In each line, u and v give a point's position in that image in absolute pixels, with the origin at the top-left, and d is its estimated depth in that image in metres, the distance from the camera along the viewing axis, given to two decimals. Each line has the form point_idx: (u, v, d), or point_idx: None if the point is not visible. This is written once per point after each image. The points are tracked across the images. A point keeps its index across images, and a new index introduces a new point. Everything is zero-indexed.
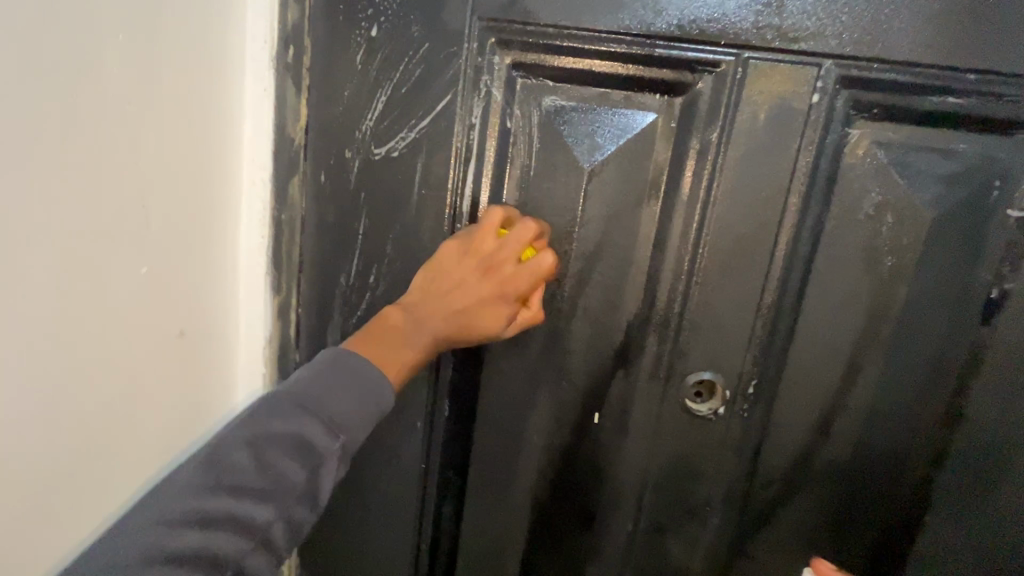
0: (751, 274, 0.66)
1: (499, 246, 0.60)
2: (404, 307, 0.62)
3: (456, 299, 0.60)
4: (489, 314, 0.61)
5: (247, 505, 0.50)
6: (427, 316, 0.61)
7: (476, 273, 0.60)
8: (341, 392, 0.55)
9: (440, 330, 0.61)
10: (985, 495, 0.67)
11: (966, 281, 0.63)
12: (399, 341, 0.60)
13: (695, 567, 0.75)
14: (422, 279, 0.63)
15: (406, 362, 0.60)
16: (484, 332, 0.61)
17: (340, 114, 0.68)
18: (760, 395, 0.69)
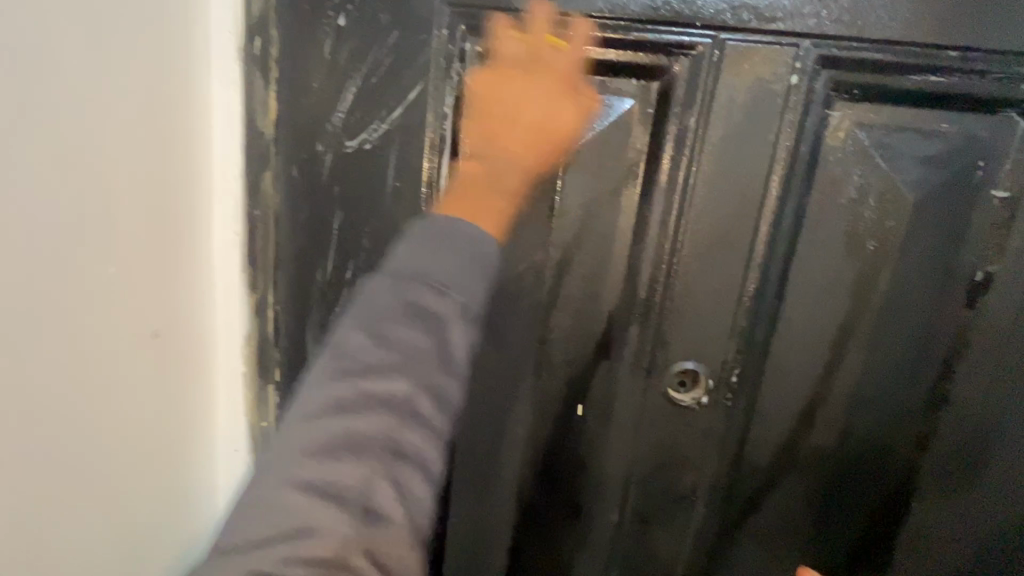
0: (732, 262, 0.65)
1: (560, 52, 0.56)
2: (479, 159, 0.53)
3: (528, 102, 0.53)
4: (558, 105, 0.53)
5: (378, 393, 0.45)
6: (505, 119, 0.53)
7: (532, 72, 0.54)
8: (449, 242, 0.47)
9: (534, 120, 0.52)
10: (971, 476, 0.67)
11: (950, 263, 0.62)
12: (491, 182, 0.51)
13: (682, 556, 0.75)
14: (479, 116, 0.54)
15: (496, 203, 0.50)
16: (561, 128, 0.53)
17: (310, 106, 0.66)
18: (743, 383, 0.68)
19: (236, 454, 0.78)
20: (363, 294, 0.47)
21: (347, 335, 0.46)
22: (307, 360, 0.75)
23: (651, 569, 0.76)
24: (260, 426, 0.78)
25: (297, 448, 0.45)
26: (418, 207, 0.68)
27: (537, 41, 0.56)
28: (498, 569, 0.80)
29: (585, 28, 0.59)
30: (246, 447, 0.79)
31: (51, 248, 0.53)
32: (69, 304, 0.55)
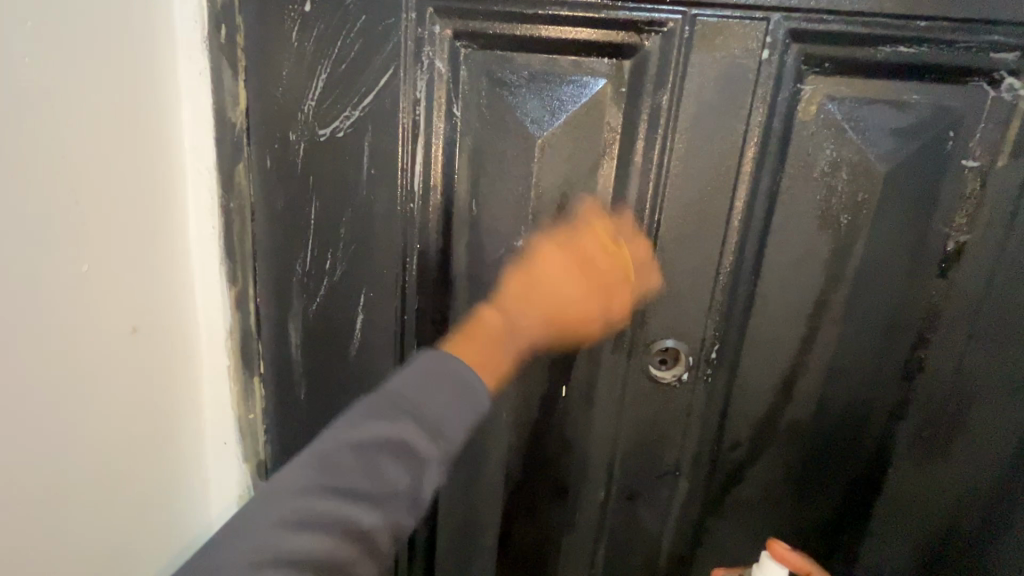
0: (708, 240, 0.65)
1: (599, 246, 0.64)
2: (504, 312, 0.61)
3: (557, 300, 0.61)
4: (588, 309, 0.63)
5: (354, 513, 0.49)
6: (535, 305, 0.61)
7: (549, 264, 0.62)
8: (445, 390, 0.52)
9: (568, 291, 0.61)
10: (945, 443, 0.69)
11: (923, 234, 0.63)
12: (507, 337, 0.59)
13: (668, 531, 0.77)
14: (516, 289, 0.62)
15: (507, 356, 0.58)
16: (585, 319, 0.63)
17: (280, 95, 0.66)
18: (722, 359, 0.69)
19: (225, 448, 0.80)
20: (351, 416, 0.52)
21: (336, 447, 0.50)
22: (290, 351, 0.75)
23: (638, 545, 0.78)
24: (248, 419, 0.79)
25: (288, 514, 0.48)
26: (395, 194, 0.67)
27: (583, 233, 0.64)
28: (489, 550, 0.81)
29: (642, 234, 0.66)
30: (233, 438, 0.80)
31: (34, 251, 0.52)
32: (53, 306, 0.55)
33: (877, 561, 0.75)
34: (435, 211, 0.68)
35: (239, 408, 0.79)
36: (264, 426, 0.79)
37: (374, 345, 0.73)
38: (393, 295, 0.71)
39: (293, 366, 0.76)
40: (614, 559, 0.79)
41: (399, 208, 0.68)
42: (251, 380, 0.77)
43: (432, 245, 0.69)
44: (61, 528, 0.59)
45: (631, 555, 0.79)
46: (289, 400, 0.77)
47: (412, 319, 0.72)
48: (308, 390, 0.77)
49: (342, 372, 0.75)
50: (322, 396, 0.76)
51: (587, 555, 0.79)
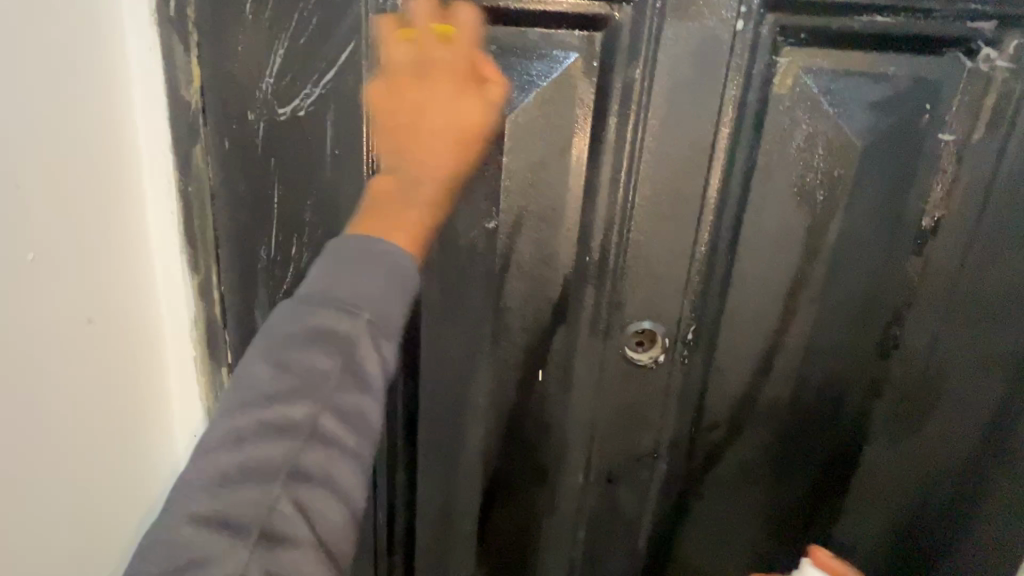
0: (684, 219, 0.64)
1: (444, 44, 0.55)
2: (397, 161, 0.55)
3: (439, 112, 0.54)
4: (471, 104, 0.55)
5: (287, 413, 0.44)
6: (428, 133, 0.54)
7: (427, 76, 0.54)
8: (359, 271, 0.46)
9: (440, 98, 0.54)
10: (921, 417, 0.69)
11: (899, 210, 0.62)
12: (411, 176, 0.54)
13: (647, 513, 0.76)
14: (389, 120, 0.55)
15: (427, 194, 0.54)
16: (474, 124, 0.55)
17: (237, 71, 0.62)
18: (699, 340, 0.68)
19: (197, 441, 0.78)
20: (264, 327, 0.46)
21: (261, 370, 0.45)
22: None
23: (619, 528, 0.77)
24: (217, 411, 0.77)
25: (218, 436, 0.44)
26: (361, 176, 0.65)
27: (410, 35, 0.55)
28: (470, 537, 0.81)
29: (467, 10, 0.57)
30: (204, 432, 0.78)
31: None
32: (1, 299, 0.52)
33: (856, 536, 0.76)
34: None
35: (207, 400, 0.76)
36: None
37: None
38: None
39: None
40: (596, 543, 0.78)
41: (367, 190, 0.65)
42: (219, 371, 0.75)
43: None
44: (24, 526, 0.57)
45: (612, 539, 0.78)
46: None
47: None
48: None
49: None
50: None
51: (568, 539, 0.79)
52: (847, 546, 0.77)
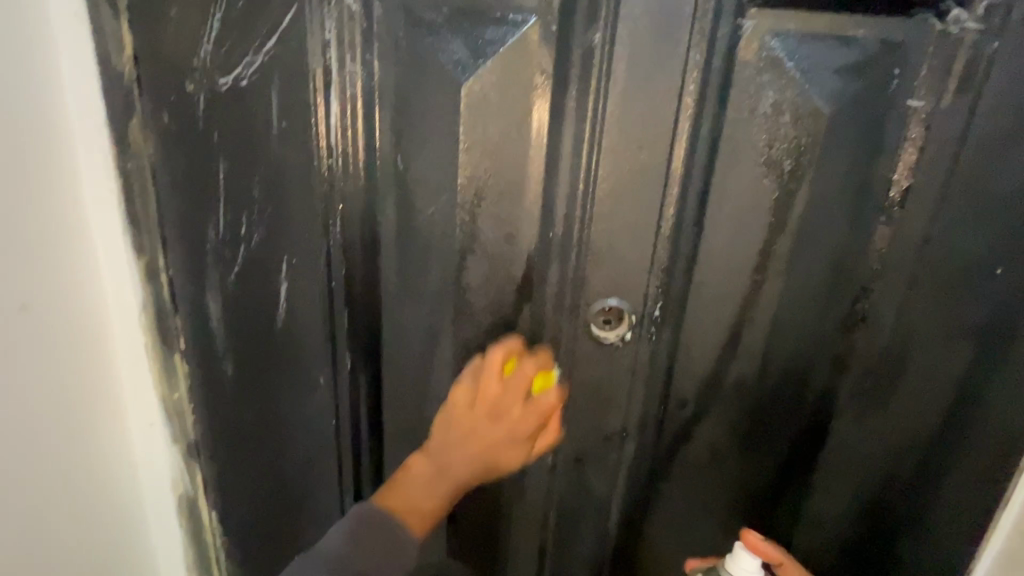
0: (648, 192, 0.62)
1: (501, 384, 0.64)
2: (429, 454, 0.65)
3: (474, 441, 0.64)
4: (509, 456, 0.65)
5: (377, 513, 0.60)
6: (457, 448, 0.64)
7: (472, 404, 0.64)
8: (363, 536, 0.59)
9: (487, 431, 0.63)
10: (889, 391, 0.68)
11: (865, 180, 0.61)
12: (436, 481, 0.63)
13: (617, 492, 0.76)
14: (465, 407, 0.65)
15: (433, 502, 0.63)
16: (503, 461, 0.65)
17: (172, 38, 0.58)
18: (666, 316, 0.67)
19: (152, 429, 0.76)
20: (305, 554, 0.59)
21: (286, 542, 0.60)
22: (211, 325, 0.70)
23: (588, 508, 0.77)
24: (172, 399, 0.74)
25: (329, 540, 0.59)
26: (312, 151, 0.62)
27: (503, 376, 0.65)
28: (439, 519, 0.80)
29: (551, 401, 0.65)
30: (160, 421, 0.76)
31: None
32: None
33: (825, 510, 0.75)
34: (357, 169, 0.63)
35: (161, 387, 0.73)
36: (191, 404, 0.74)
37: (303, 316, 0.69)
38: (319, 261, 0.66)
39: (216, 341, 0.71)
40: (565, 523, 0.78)
41: (319, 166, 0.62)
42: (172, 358, 0.72)
43: (357, 206, 0.64)
44: None
45: (581, 519, 0.78)
46: (215, 377, 0.72)
47: (340, 286, 0.67)
48: (236, 366, 0.72)
49: (271, 344, 0.71)
50: (251, 370, 0.72)
51: (537, 520, 0.78)
52: (817, 520, 0.76)
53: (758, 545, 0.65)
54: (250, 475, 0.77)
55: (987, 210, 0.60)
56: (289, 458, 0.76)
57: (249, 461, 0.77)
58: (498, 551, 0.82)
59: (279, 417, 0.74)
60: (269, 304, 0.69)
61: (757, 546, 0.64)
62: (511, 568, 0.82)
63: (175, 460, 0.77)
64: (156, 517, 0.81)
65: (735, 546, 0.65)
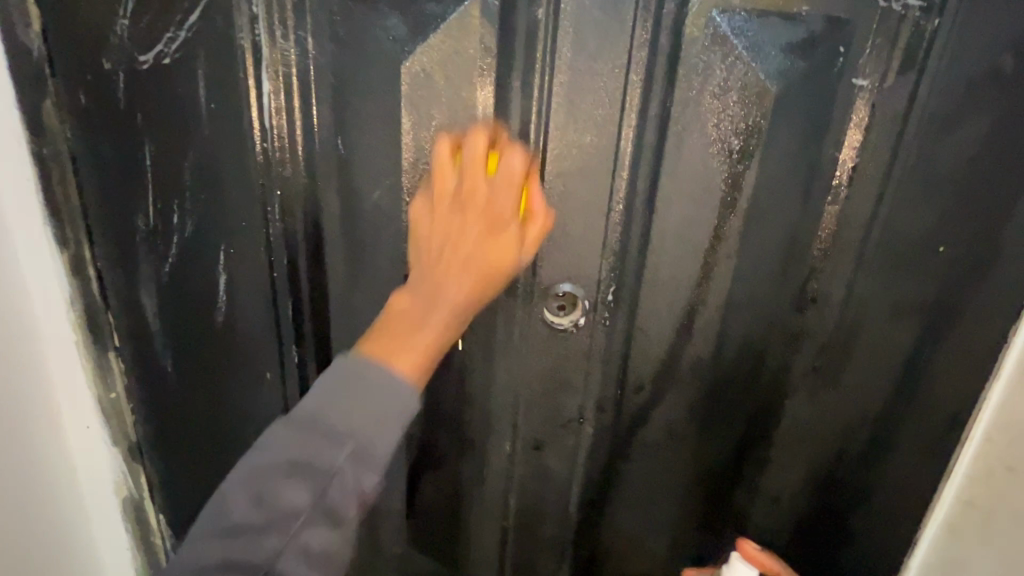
0: (598, 174, 0.60)
1: (493, 184, 0.54)
2: (412, 293, 0.54)
3: (460, 252, 0.53)
4: (502, 253, 0.54)
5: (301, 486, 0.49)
6: (445, 278, 0.53)
7: (460, 212, 0.54)
8: (341, 399, 0.49)
9: (467, 239, 0.53)
10: (838, 369, 0.69)
11: (813, 160, 0.61)
12: (428, 310, 0.53)
13: (575, 478, 0.75)
14: (439, 224, 0.54)
15: (423, 339, 0.52)
16: (503, 266, 0.54)
17: (83, 11, 0.54)
18: (620, 300, 0.66)
19: (88, 432, 0.71)
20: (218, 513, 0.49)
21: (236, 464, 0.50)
22: (147, 320, 0.66)
23: (547, 494, 0.76)
24: (109, 399, 0.70)
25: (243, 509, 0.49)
26: (244, 134, 0.58)
27: (454, 161, 0.56)
28: (398, 509, 0.79)
29: (517, 168, 0.54)
30: (97, 423, 0.72)
31: None
32: None
33: (781, 486, 0.76)
34: (295, 152, 0.60)
35: (96, 387, 0.69)
36: (131, 404, 0.71)
37: (244, 308, 0.66)
38: (258, 250, 0.63)
39: (153, 336, 0.67)
40: (526, 511, 0.78)
41: (253, 150, 0.59)
42: (106, 356, 0.68)
43: (296, 191, 0.61)
44: None
45: (541, 505, 0.77)
46: (155, 374, 0.69)
47: (283, 277, 0.64)
48: (176, 361, 0.68)
49: (213, 339, 0.67)
50: (192, 367, 0.69)
51: (498, 508, 0.78)
52: (774, 496, 0.77)
53: (754, 556, 0.71)
54: (198, 474, 0.75)
55: (931, 189, 0.61)
56: (239, 455, 0.74)
57: (197, 460, 0.74)
58: (458, 541, 0.81)
59: (227, 414, 0.71)
60: (208, 296, 0.65)
61: (756, 560, 0.71)
62: (471, 558, 0.82)
63: (118, 462, 0.74)
64: (100, 523, 0.77)
65: (732, 557, 0.71)
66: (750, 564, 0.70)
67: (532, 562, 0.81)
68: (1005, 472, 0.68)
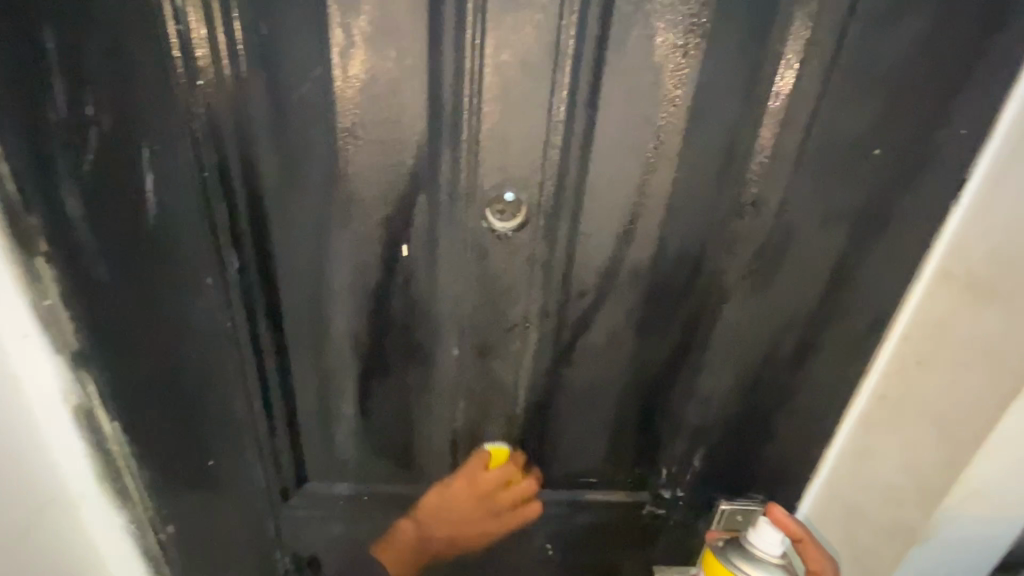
0: (539, 68, 0.58)
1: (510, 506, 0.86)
2: (431, 521, 0.85)
3: (462, 529, 0.86)
4: (485, 535, 0.87)
5: None
6: (450, 526, 0.85)
7: (489, 517, 0.86)
8: None
9: (474, 527, 0.86)
10: (773, 274, 0.72)
11: (757, 56, 0.60)
12: (418, 554, 0.86)
13: (521, 381, 0.79)
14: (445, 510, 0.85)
15: (418, 567, 0.87)
16: (484, 534, 0.87)
17: None
18: (563, 205, 0.66)
19: (26, 341, 0.69)
20: None
21: None
22: (71, 222, 0.64)
23: (493, 398, 0.80)
24: (44, 306, 0.68)
25: None
26: (154, 14, 0.54)
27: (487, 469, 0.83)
28: (351, 415, 0.82)
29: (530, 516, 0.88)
30: (34, 330, 0.69)
31: None
32: None
33: (716, 387, 0.81)
34: (211, 37, 0.55)
35: (28, 295, 0.67)
36: (69, 311, 0.69)
37: (175, 211, 0.63)
38: (183, 147, 0.60)
39: (81, 240, 0.65)
40: (475, 414, 0.81)
41: (167, 35, 0.55)
42: (34, 263, 0.65)
43: (218, 83, 0.57)
44: None
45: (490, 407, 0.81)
46: (89, 282, 0.67)
47: (214, 177, 0.62)
48: (108, 266, 0.67)
49: (148, 245, 0.66)
50: (128, 273, 0.67)
51: (448, 412, 0.81)
52: (708, 398, 0.82)
53: (782, 520, 0.74)
54: (148, 382, 0.75)
55: (871, 89, 0.61)
56: (188, 364, 0.74)
57: (145, 369, 0.74)
58: (414, 440, 0.84)
59: (171, 323, 0.71)
60: (133, 196, 0.63)
61: (782, 522, 0.74)
62: (425, 458, 0.86)
63: (62, 369, 0.73)
64: (53, 433, 0.76)
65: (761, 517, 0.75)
66: (776, 527, 0.74)
67: None
68: (915, 366, 0.71)
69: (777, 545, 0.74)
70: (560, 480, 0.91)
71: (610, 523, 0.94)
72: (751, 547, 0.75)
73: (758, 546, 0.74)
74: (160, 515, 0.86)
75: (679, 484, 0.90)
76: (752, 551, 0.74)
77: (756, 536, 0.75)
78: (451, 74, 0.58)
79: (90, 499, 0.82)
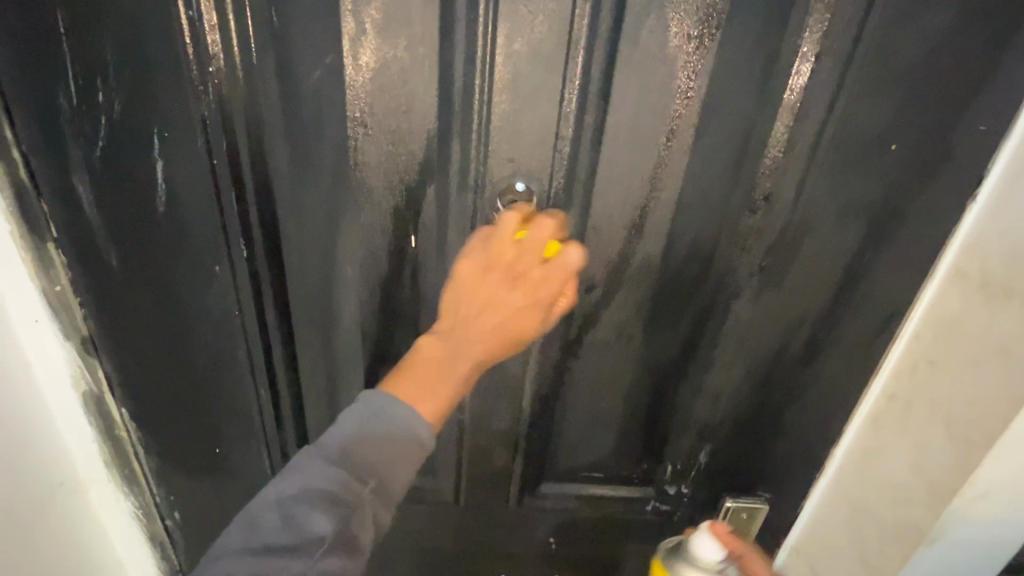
0: (551, 58, 0.58)
1: (532, 253, 0.57)
2: (439, 339, 0.59)
3: (498, 313, 0.57)
4: (525, 322, 0.59)
5: (307, 528, 0.48)
6: (470, 322, 0.58)
7: (511, 285, 0.57)
8: (375, 429, 0.52)
9: (506, 303, 0.57)
10: (784, 270, 0.71)
11: (772, 48, 0.59)
12: (454, 406, 0.80)
13: (528, 374, 0.79)
14: (454, 302, 0.60)
15: (458, 425, 0.81)
16: (523, 328, 0.59)
17: None
18: (573, 197, 0.66)
19: (38, 326, 0.70)
20: (235, 526, 0.50)
21: (272, 483, 0.51)
22: (82, 208, 0.64)
23: (499, 390, 0.80)
24: (55, 292, 0.69)
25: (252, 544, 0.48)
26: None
27: (514, 241, 0.59)
28: None
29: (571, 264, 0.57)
30: (45, 316, 0.70)
31: None
32: None
33: (724, 383, 0.80)
34: (222, 24, 0.55)
35: (39, 281, 0.67)
36: (80, 298, 0.70)
37: (186, 199, 0.64)
38: (194, 135, 0.60)
39: (92, 227, 0.65)
40: (481, 406, 0.81)
41: (178, 20, 0.54)
42: (45, 249, 0.66)
43: (229, 70, 0.57)
44: None
45: (495, 399, 0.81)
46: (100, 269, 0.68)
47: (224, 165, 0.62)
48: (118, 253, 0.67)
49: (157, 232, 0.66)
50: (138, 260, 0.67)
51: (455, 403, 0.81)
52: (716, 394, 0.81)
53: (722, 538, 0.73)
54: (157, 369, 0.76)
55: (888, 83, 0.60)
56: (196, 352, 0.74)
57: (155, 356, 0.75)
58: None
59: (180, 311, 0.71)
60: (144, 183, 0.63)
61: (722, 537, 0.73)
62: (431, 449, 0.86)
63: (72, 355, 0.73)
64: (64, 418, 0.77)
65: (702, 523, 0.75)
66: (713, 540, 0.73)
67: (488, 454, 0.86)
68: (926, 365, 0.70)
69: (713, 555, 0.72)
70: (566, 474, 0.91)
71: (614, 518, 0.94)
72: (690, 553, 0.74)
73: (694, 553, 0.73)
74: (168, 500, 0.87)
75: (682, 480, 0.90)
76: (689, 555, 0.74)
77: (698, 545, 0.73)
78: (463, 64, 0.58)
79: (99, 484, 0.83)
